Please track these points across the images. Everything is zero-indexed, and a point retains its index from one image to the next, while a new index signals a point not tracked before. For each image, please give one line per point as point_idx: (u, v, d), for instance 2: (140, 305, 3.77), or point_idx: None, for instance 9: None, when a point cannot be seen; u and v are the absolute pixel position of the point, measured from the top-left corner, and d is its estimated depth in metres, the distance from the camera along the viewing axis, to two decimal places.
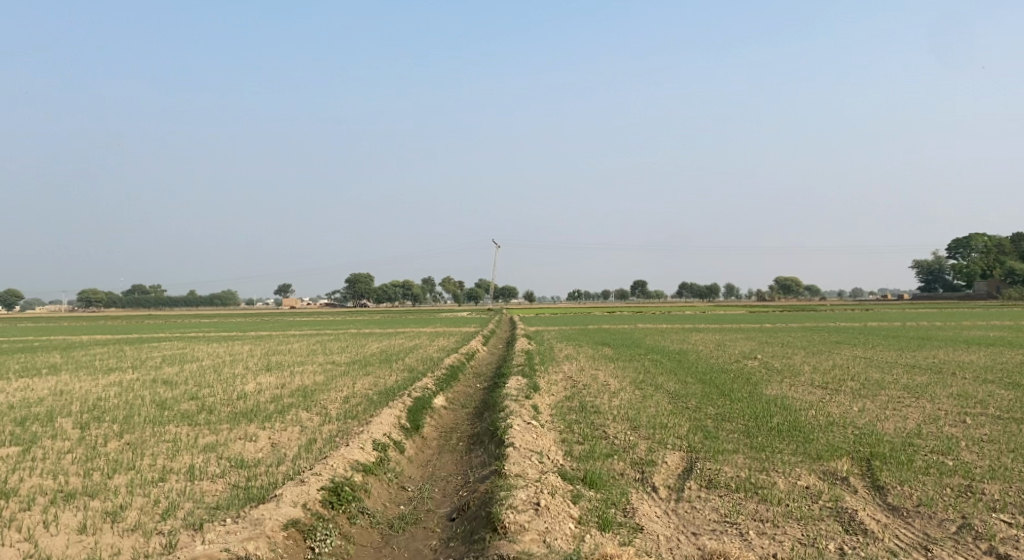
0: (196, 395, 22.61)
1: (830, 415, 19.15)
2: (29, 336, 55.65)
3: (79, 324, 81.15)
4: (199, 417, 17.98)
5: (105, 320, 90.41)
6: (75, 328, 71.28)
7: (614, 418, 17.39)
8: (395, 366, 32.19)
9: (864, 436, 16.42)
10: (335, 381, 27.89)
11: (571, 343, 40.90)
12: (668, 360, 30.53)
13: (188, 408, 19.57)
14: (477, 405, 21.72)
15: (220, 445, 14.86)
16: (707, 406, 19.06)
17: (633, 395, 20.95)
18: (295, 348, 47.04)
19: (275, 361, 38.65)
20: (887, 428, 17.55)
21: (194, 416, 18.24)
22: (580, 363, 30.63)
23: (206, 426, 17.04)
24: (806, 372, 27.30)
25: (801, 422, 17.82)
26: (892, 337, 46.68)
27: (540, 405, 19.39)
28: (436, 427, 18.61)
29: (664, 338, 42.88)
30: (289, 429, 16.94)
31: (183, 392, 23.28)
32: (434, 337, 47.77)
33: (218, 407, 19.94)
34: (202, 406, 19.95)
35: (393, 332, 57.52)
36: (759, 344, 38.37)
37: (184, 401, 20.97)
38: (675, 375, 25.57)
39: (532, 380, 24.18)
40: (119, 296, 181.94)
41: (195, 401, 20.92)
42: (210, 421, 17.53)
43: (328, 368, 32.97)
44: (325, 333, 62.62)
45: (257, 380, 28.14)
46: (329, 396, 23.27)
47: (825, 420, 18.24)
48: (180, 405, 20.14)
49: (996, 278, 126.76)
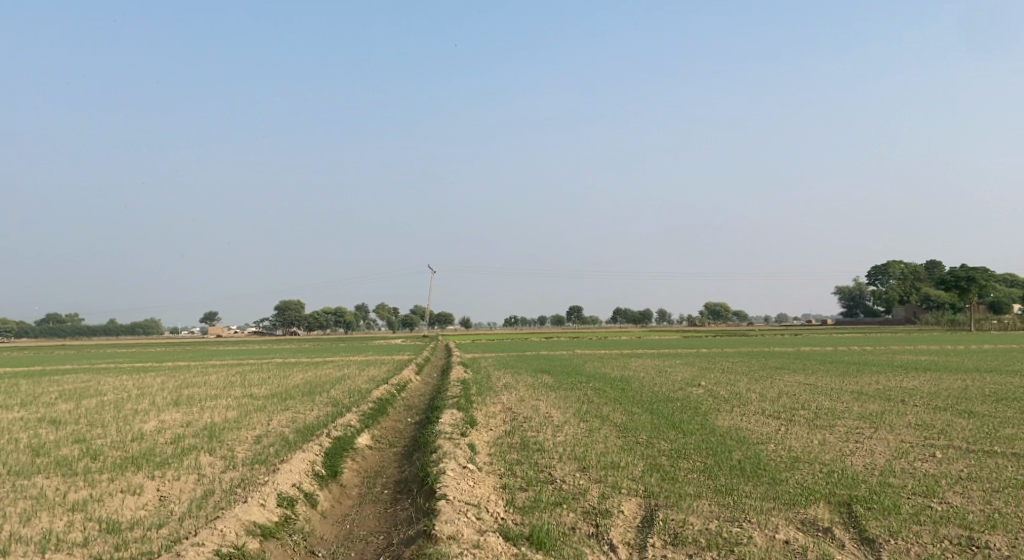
0: (83, 437, 19.90)
1: (792, 448, 17.56)
2: None
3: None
4: (77, 465, 15.45)
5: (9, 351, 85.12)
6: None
7: (561, 457, 15.43)
8: (317, 399, 29.70)
9: (836, 473, 14.83)
10: (249, 416, 25.31)
11: (508, 371, 38.85)
12: (611, 389, 28.71)
13: (67, 453, 16.98)
14: (406, 444, 19.48)
15: (92, 502, 12.43)
16: (661, 440, 17.23)
17: (578, 429, 19.02)
18: (212, 380, 43.91)
19: (187, 394, 35.68)
20: (856, 463, 16.00)
21: (72, 463, 15.69)
22: (518, 393, 28.60)
23: (83, 475, 14.55)
24: (755, 400, 25.83)
25: (765, 457, 16.15)
26: (830, 362, 45.80)
27: (478, 443, 17.31)
28: (358, 472, 16.35)
29: (603, 365, 41.29)
30: (183, 478, 14.53)
31: (69, 434, 20.51)
32: (363, 366, 45.29)
33: (104, 453, 17.38)
34: (86, 451, 17.37)
35: (320, 362, 54.66)
36: (701, 370, 36.87)
37: (66, 444, 18.31)
38: (620, 405, 23.73)
39: (468, 413, 22.06)
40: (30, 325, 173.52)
41: (79, 445, 18.30)
42: (89, 469, 15.02)
43: (244, 403, 30.29)
44: (248, 363, 59.40)
45: (161, 416, 25.41)
46: (239, 435, 20.79)
47: (788, 455, 16.60)
48: (60, 449, 17.51)
49: (915, 304, 129.81)
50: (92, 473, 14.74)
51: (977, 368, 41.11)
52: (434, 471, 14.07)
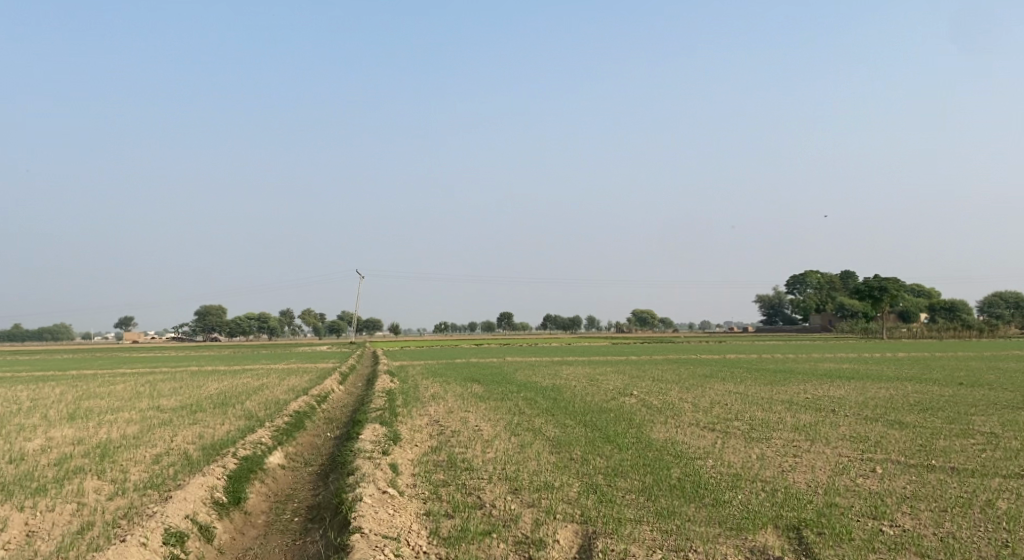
0: None
1: (732, 454, 16.62)
2: None
3: None
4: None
5: None
6: None
7: (491, 479, 14.11)
8: (230, 412, 27.94)
9: (782, 480, 13.94)
10: (153, 432, 23.75)
11: (435, 380, 37.53)
12: (542, 399, 27.59)
13: None
14: (323, 463, 17.95)
15: None
16: (598, 454, 16.13)
17: (509, 444, 17.81)
18: (119, 391, 41.50)
19: (89, 407, 33.68)
20: (800, 466, 15.20)
21: None
22: (445, 404, 27.28)
23: None
24: (689, 409, 25.00)
25: (706, 464, 15.22)
26: (757, 370, 45.52)
27: (401, 462, 15.99)
28: (267, 497, 14.80)
29: (532, 373, 40.21)
30: (59, 511, 13.66)
31: None
32: (283, 375, 43.49)
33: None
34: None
35: (237, 370, 52.36)
36: (631, 379, 36.03)
37: None
38: (551, 417, 22.62)
39: (391, 428, 20.65)
40: None
41: None
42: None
43: (149, 416, 28.34)
44: (161, 371, 56.78)
45: (56, 436, 23.88)
46: (136, 457, 19.08)
47: (731, 460, 15.68)
48: None
49: (831, 312, 132.74)
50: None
51: (899, 375, 41.32)
52: (348, 497, 12.65)
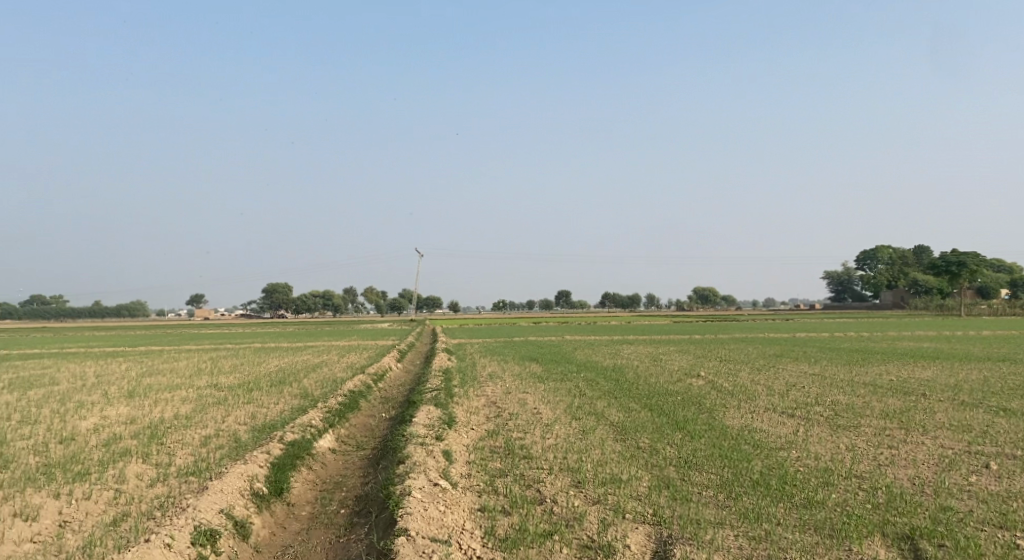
0: (8, 453, 17.95)
1: (817, 439, 14.94)
2: None
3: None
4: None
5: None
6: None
7: (554, 469, 12.80)
8: (286, 390, 27.21)
9: (882, 471, 12.38)
10: (206, 411, 23.06)
11: (493, 358, 36.42)
12: (604, 380, 26.18)
13: None
14: (375, 448, 16.87)
15: None
16: (670, 441, 14.73)
17: (571, 430, 16.50)
18: (179, 367, 41.40)
19: (148, 384, 33.38)
20: (899, 455, 13.59)
21: None
22: (503, 384, 26.10)
23: None
24: (765, 392, 23.32)
25: (792, 451, 13.78)
26: (830, 349, 43.33)
27: (456, 449, 14.80)
28: (314, 486, 13.75)
29: (596, 352, 38.75)
30: (94, 499, 12.77)
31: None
32: (343, 353, 42.89)
33: (14, 478, 15.03)
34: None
35: (298, 347, 51.95)
36: (698, 359, 34.38)
37: None
38: (615, 400, 21.24)
39: (446, 410, 19.48)
40: (18, 307, 170.96)
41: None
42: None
43: (205, 394, 27.80)
44: (223, 348, 56.92)
45: (109, 416, 23.37)
46: (184, 439, 18.29)
47: (819, 447, 14.12)
48: None
49: (905, 289, 127.99)
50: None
51: (988, 355, 38.71)
52: (396, 491, 11.50)
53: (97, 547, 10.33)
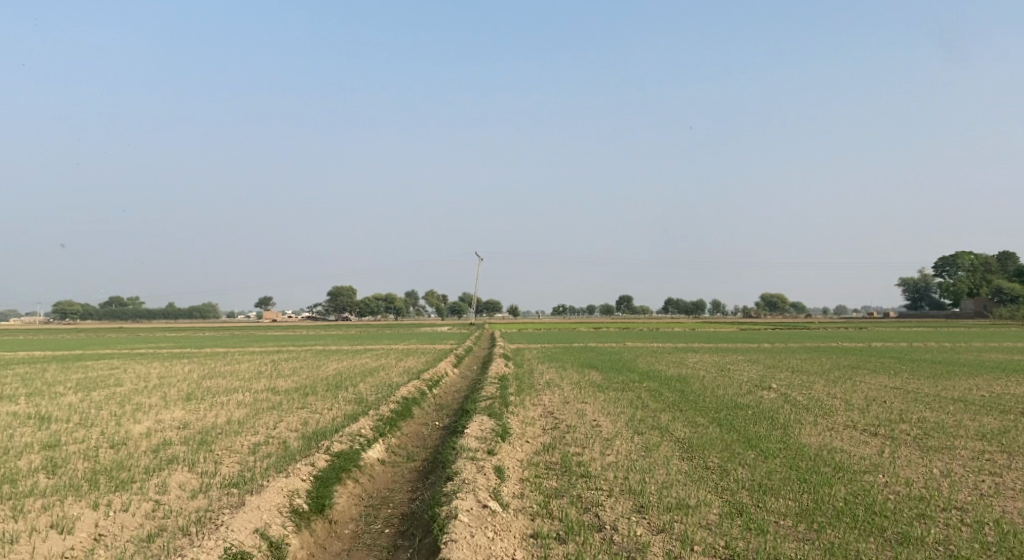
0: (58, 456, 17.72)
1: (905, 462, 13.59)
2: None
3: (34, 340, 75.54)
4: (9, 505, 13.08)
5: (64, 336, 85.24)
6: (23, 346, 65.71)
7: (616, 490, 11.82)
8: (341, 395, 26.70)
9: (985, 503, 11.06)
10: (260, 416, 22.64)
11: (552, 365, 35.46)
12: (668, 391, 25.03)
13: (27, 480, 15.23)
14: (426, 459, 16.05)
15: None
16: (741, 461, 13.62)
17: (634, 446, 15.44)
18: (240, 370, 41.43)
19: (207, 387, 33.28)
20: (1002, 483, 12.22)
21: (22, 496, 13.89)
22: (561, 393, 25.13)
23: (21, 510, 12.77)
24: (842, 406, 21.87)
25: (879, 476, 12.51)
26: (909, 360, 41.24)
27: (509, 465, 13.90)
28: (360, 501, 13.02)
29: (660, 360, 37.47)
30: (132, 512, 12.17)
31: (45, 453, 18.21)
32: (402, 356, 42.40)
33: (58, 484, 14.58)
34: (32, 487, 14.48)
35: (358, 349, 51.70)
36: (768, 369, 32.90)
37: (33, 467, 16.39)
38: (681, 414, 20.07)
39: (500, 420, 18.60)
40: (96, 308, 176.25)
41: (45, 467, 16.47)
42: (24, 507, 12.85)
43: (261, 398, 27.46)
44: (286, 350, 57.12)
45: (163, 420, 23.12)
46: (234, 446, 17.80)
47: (910, 472, 12.83)
48: (24, 473, 15.79)
49: (986, 297, 122.85)
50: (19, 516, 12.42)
51: None
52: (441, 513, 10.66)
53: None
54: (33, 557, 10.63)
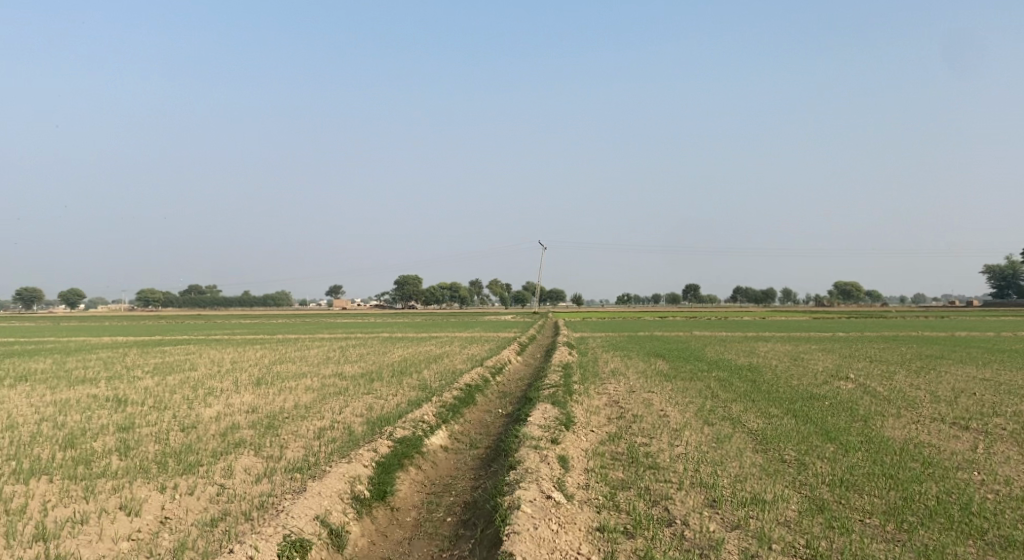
0: (131, 434, 18.08)
1: (1000, 458, 12.83)
2: (48, 343, 52.32)
3: (118, 326, 78.13)
4: (80, 482, 13.09)
5: (147, 322, 88.42)
6: (106, 332, 67.99)
7: (687, 484, 11.41)
8: (406, 381, 26.73)
9: None
10: (326, 401, 22.76)
11: (618, 354, 34.97)
12: (740, 380, 24.38)
13: (101, 455, 15.59)
14: (490, 447, 15.82)
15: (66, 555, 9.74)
16: (820, 455, 13.04)
17: (704, 438, 14.94)
18: (308, 356, 41.95)
19: (276, 372, 33.77)
20: None
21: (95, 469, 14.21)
22: (627, 382, 24.69)
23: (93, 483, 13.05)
24: (925, 398, 20.95)
25: (972, 473, 11.81)
26: (996, 351, 39.50)
27: (573, 455, 13.60)
28: (422, 488, 12.87)
29: (730, 349, 36.62)
30: (197, 497, 11.92)
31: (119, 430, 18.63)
32: (467, 344, 42.37)
33: (127, 463, 14.67)
34: (103, 464, 14.61)
35: (425, 337, 51.97)
36: (844, 359, 31.87)
37: (106, 444, 16.74)
38: (754, 404, 19.46)
39: (564, 408, 18.27)
40: (176, 296, 181.62)
41: (119, 444, 16.79)
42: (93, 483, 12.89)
43: (328, 384, 27.70)
44: (355, 337, 57.81)
45: (233, 404, 23.45)
46: (300, 430, 17.82)
47: (1006, 469, 12.08)
48: (99, 449, 16.17)
49: None
50: (88, 497, 12.08)
51: None
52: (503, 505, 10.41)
53: (188, 554, 9.62)
54: (100, 538, 10.24)
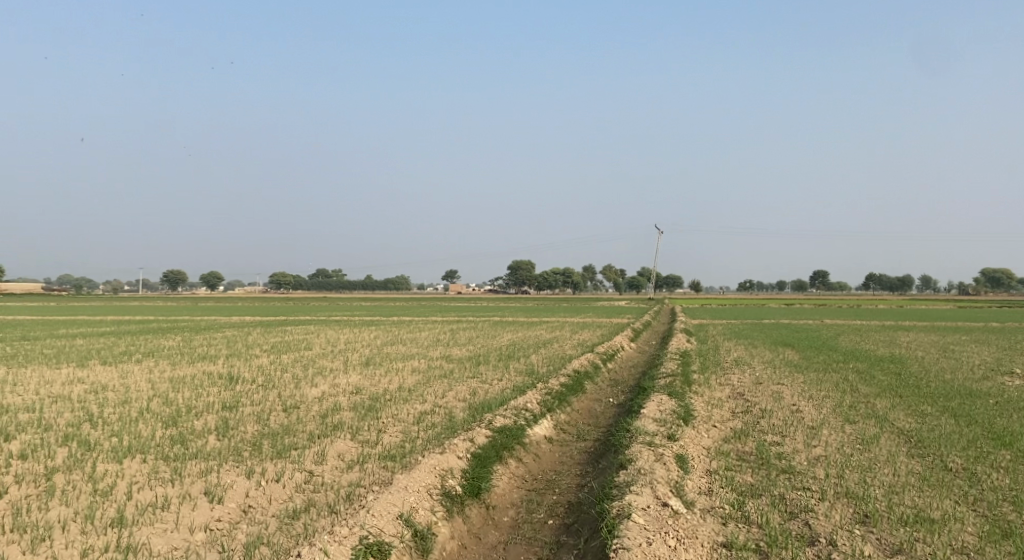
0: (232, 405, 17.50)
1: None
2: (175, 321, 53.80)
3: (241, 307, 80.46)
4: (171, 455, 12.38)
5: (272, 304, 91.20)
6: (230, 312, 69.81)
7: (837, 510, 9.78)
8: (515, 365, 25.57)
9: None
10: (433, 384, 21.80)
11: (741, 342, 32.96)
12: (882, 373, 22.18)
13: (198, 426, 14.97)
14: (599, 440, 14.50)
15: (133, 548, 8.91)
16: (997, 483, 11.20)
17: (849, 448, 13.18)
18: (421, 338, 41.43)
19: (386, 353, 33.20)
20: None
21: (189, 441, 13.52)
22: (752, 373, 22.88)
23: (180, 458, 12.27)
24: None
25: None
26: None
27: (691, 456, 12.16)
28: (522, 483, 11.69)
29: (865, 340, 34.01)
30: (284, 482, 10.89)
31: (221, 402, 18.06)
32: (581, 329, 40.94)
33: (221, 435, 13.98)
34: (198, 436, 13.95)
35: (538, 321, 50.81)
36: (998, 352, 29.00)
37: (207, 415, 16.16)
38: (901, 400, 17.53)
39: (682, 401, 16.72)
40: (300, 279, 187.60)
41: (218, 415, 16.19)
42: (184, 458, 12.17)
43: (436, 366, 26.83)
44: (468, 320, 57.27)
45: (339, 384, 22.77)
46: (401, 413, 16.81)
47: None
48: (198, 420, 15.58)
49: None
50: (175, 477, 11.06)
51: None
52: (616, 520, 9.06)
53: (260, 552, 8.78)
54: (176, 527, 9.40)
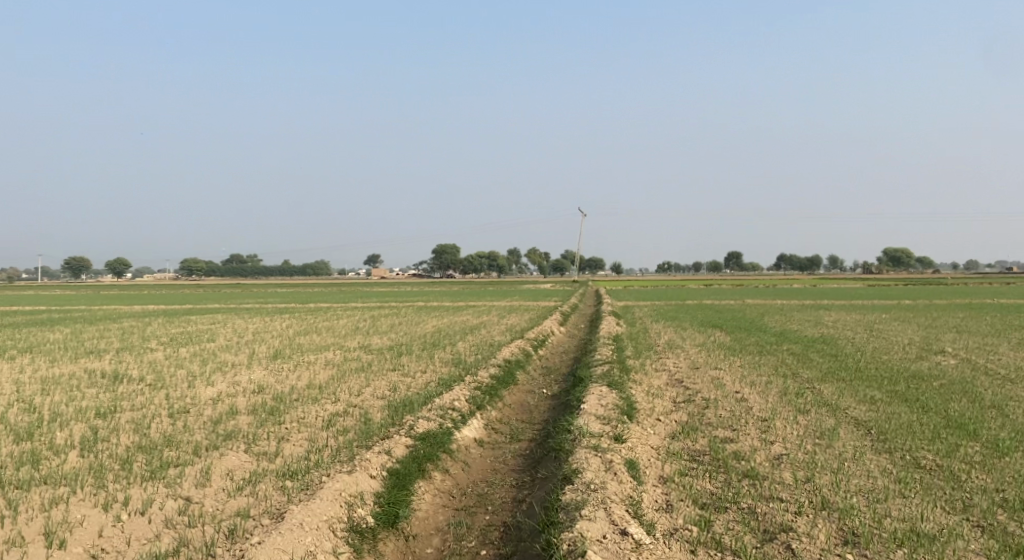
0: (107, 410, 15.07)
1: None
2: (67, 311, 49.83)
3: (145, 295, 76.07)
4: (12, 477, 10.13)
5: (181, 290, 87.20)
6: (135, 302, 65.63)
7: (822, 536, 8.24)
8: (437, 356, 23.65)
9: None
10: (347, 379, 19.72)
11: (669, 324, 31.82)
12: (820, 356, 21.07)
13: (59, 439, 12.62)
14: (534, 441, 12.76)
15: None
16: (979, 484, 10.06)
17: (810, 443, 11.80)
18: (338, 327, 38.96)
19: (298, 344, 30.83)
20: None
21: (41, 460, 11.16)
22: (687, 357, 21.55)
23: (23, 481, 9.99)
24: None
25: None
26: None
27: (642, 461, 10.53)
28: (449, 500, 9.89)
29: (793, 319, 33.31)
30: (151, 510, 8.77)
31: (96, 405, 15.60)
32: (504, 314, 39.14)
33: (84, 450, 11.73)
34: (53, 452, 11.65)
35: (461, 306, 48.91)
36: (925, 329, 28.55)
37: (72, 425, 13.76)
38: (847, 385, 16.38)
39: (622, 392, 15.12)
40: (216, 266, 181.47)
41: (88, 424, 13.82)
42: (27, 481, 9.93)
43: (352, 358, 24.70)
44: (388, 306, 54.90)
45: (240, 383, 20.46)
46: (308, 415, 14.77)
47: None
48: (61, 431, 13.21)
49: None
50: (9, 507, 8.81)
51: None
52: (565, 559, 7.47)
53: None
54: None
